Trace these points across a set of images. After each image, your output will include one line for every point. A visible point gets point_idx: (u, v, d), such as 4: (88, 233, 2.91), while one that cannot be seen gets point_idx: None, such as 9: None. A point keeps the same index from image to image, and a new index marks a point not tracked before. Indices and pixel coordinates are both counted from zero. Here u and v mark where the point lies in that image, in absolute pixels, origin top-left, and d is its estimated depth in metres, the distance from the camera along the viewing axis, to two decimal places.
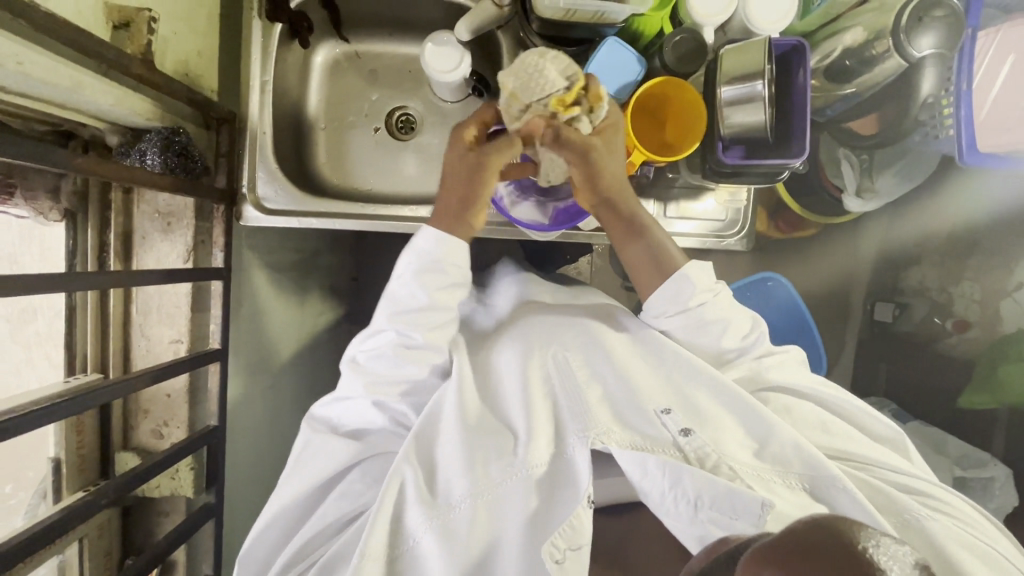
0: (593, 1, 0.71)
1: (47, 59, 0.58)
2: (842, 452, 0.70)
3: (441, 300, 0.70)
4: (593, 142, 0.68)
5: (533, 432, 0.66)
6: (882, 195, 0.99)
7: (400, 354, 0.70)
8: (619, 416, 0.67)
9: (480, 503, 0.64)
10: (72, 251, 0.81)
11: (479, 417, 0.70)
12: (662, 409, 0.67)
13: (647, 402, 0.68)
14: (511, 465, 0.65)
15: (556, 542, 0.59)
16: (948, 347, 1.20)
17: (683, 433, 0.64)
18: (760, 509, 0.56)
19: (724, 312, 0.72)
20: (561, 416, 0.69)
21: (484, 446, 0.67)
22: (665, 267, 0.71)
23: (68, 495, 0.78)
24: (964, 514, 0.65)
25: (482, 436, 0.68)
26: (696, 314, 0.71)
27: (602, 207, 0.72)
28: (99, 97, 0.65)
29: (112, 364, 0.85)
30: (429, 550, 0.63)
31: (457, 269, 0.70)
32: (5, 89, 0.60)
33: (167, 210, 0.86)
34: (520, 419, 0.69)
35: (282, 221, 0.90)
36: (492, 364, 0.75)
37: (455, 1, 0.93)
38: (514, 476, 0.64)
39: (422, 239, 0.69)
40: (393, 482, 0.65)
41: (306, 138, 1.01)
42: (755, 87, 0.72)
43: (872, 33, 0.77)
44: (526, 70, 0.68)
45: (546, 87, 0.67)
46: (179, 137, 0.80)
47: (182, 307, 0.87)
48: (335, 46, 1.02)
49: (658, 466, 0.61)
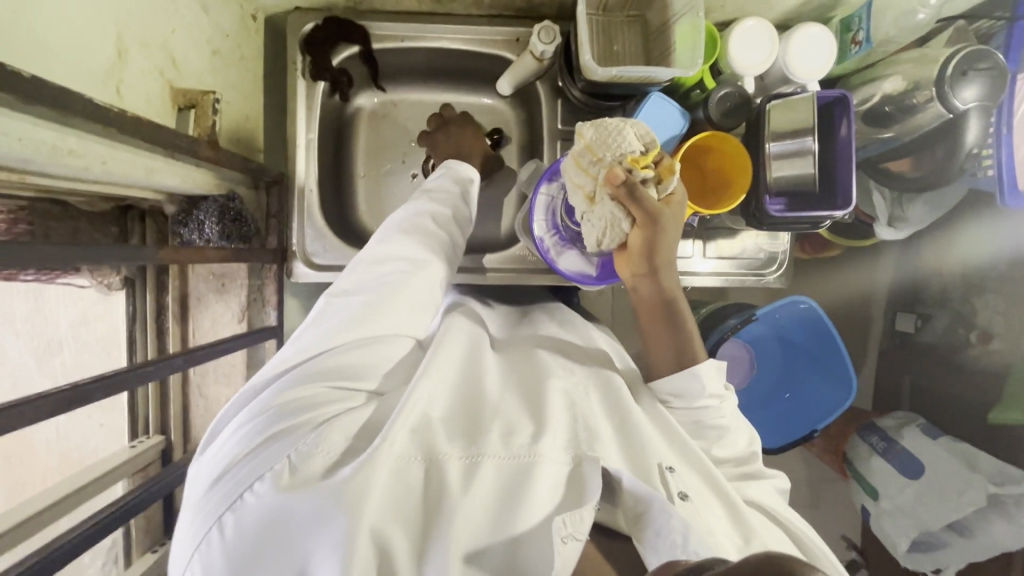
0: (640, 68, 0.72)
1: (128, 154, 0.60)
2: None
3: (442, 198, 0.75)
4: (662, 211, 0.61)
5: (550, 422, 0.56)
6: (912, 224, 1.00)
7: (414, 223, 0.69)
8: (631, 444, 0.59)
9: (488, 470, 0.53)
10: (132, 316, 0.84)
11: (506, 392, 0.61)
12: (667, 466, 0.57)
13: (654, 452, 0.58)
14: (536, 435, 0.55)
15: (564, 524, 0.50)
16: (972, 358, 1.16)
17: (681, 498, 0.55)
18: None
19: (726, 421, 0.66)
20: (587, 421, 0.59)
21: (500, 418, 0.57)
22: (685, 356, 0.66)
23: (138, 557, 0.81)
24: None
25: (507, 406, 0.58)
26: (696, 414, 0.65)
27: (645, 280, 0.65)
28: (168, 179, 0.67)
29: (173, 428, 0.86)
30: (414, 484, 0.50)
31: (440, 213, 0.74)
32: (84, 180, 0.62)
33: (221, 272, 0.88)
34: (542, 404, 0.59)
35: (329, 276, 0.90)
36: (514, 363, 0.68)
37: (495, 52, 0.94)
38: (519, 457, 0.53)
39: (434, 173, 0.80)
40: (417, 394, 0.54)
41: (346, 188, 1.01)
42: (805, 141, 0.76)
43: (910, 82, 0.80)
44: (607, 128, 0.65)
45: (622, 146, 0.63)
46: (234, 203, 0.83)
47: (238, 364, 0.89)
48: (373, 96, 1.01)
49: (662, 507, 0.53)
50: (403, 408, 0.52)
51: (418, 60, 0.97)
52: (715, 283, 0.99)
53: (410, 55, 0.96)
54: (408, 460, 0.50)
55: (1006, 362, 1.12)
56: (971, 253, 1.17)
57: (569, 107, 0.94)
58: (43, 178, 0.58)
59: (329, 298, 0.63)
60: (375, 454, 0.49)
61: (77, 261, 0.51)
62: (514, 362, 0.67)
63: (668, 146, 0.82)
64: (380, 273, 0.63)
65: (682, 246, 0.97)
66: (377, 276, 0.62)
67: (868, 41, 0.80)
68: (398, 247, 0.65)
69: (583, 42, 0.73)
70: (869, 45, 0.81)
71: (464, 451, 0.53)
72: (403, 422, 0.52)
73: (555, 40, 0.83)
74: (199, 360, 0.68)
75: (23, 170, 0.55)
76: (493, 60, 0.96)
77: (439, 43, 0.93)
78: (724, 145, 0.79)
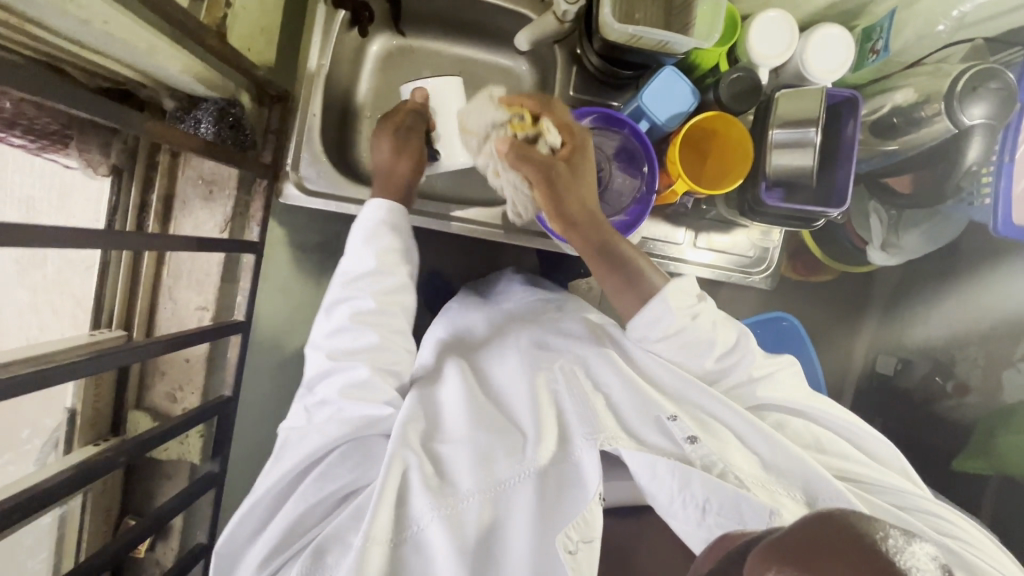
0: (660, 30, 0.73)
1: (130, 21, 0.58)
2: (846, 474, 0.69)
3: (386, 263, 0.72)
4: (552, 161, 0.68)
5: (539, 433, 0.63)
6: (906, 251, 1.00)
7: (357, 321, 0.70)
8: (623, 422, 0.66)
9: (475, 507, 0.58)
10: (114, 206, 0.82)
11: (483, 418, 0.66)
12: (668, 415, 0.65)
13: (653, 409, 0.66)
14: (517, 468, 0.61)
15: (569, 532, 0.56)
16: (950, 409, 1.20)
17: (690, 441, 0.62)
18: (769, 516, 0.56)
19: (710, 331, 0.70)
20: (568, 420, 0.66)
21: (491, 444, 0.63)
22: (641, 289, 0.69)
23: (79, 447, 0.79)
24: (937, 518, 0.65)
25: (486, 438, 0.63)
26: (675, 340, 0.69)
27: (574, 231, 0.70)
28: (168, 63, 0.66)
29: (137, 323, 0.86)
30: (435, 536, 0.57)
31: (399, 231, 0.74)
32: (83, 44, 0.61)
33: (210, 177, 0.87)
34: (526, 418, 0.66)
35: (319, 203, 0.88)
36: (498, 373, 0.74)
37: (519, 9, 0.93)
38: (524, 475, 0.60)
39: (368, 209, 0.73)
40: (395, 462, 0.60)
41: (350, 125, 1.00)
42: (806, 133, 0.75)
43: (922, 94, 0.81)
44: (480, 108, 0.73)
45: (499, 118, 0.71)
46: (235, 109, 0.82)
47: (213, 275, 0.88)
48: (391, 39, 1.01)
49: (669, 469, 0.59)
50: (382, 484, 0.58)
51: (440, 5, 0.96)
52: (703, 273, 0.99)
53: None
54: (400, 535, 0.57)
55: (980, 416, 1.15)
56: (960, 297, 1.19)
57: (583, 75, 0.94)
58: (43, 32, 0.57)
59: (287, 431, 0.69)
60: (367, 546, 0.55)
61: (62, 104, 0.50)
62: (487, 381, 0.73)
63: (674, 121, 0.81)
64: (343, 401, 0.67)
65: (676, 231, 0.97)
66: (344, 402, 0.67)
67: (887, 50, 0.80)
68: (349, 356, 0.69)
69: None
70: (887, 54, 0.81)
71: (438, 504, 0.58)
72: (387, 494, 0.58)
73: (580, 0, 0.82)
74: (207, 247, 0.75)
75: (24, 16, 0.54)
76: (514, 17, 0.95)
77: None
78: (730, 129, 0.80)
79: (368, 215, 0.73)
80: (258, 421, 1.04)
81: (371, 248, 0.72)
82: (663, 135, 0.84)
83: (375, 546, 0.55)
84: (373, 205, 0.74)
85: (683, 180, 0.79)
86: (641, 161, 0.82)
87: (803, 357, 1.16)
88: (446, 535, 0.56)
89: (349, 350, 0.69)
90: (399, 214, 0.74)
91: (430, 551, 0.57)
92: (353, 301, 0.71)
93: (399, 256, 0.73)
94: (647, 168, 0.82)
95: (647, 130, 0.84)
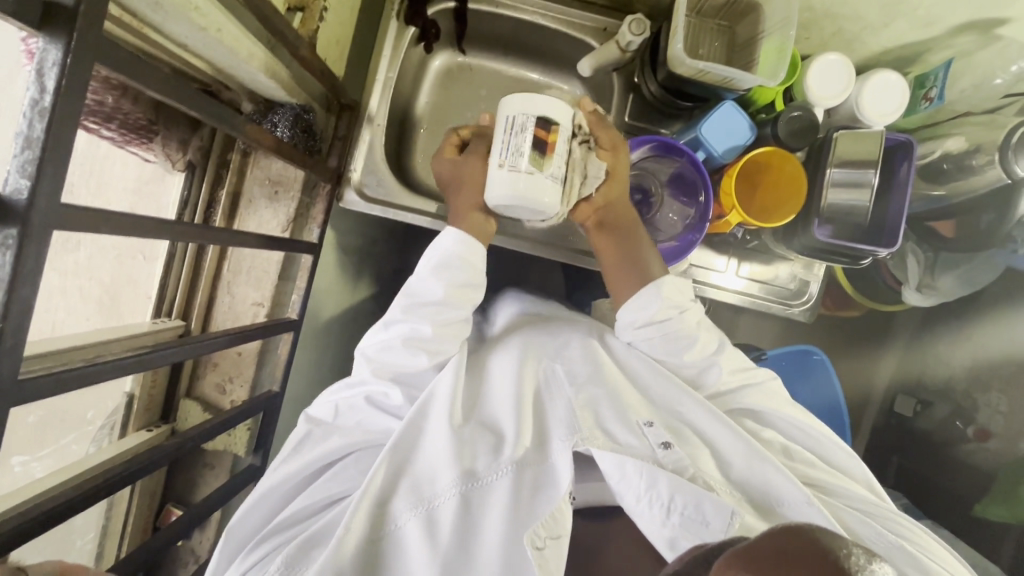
0: (726, 67, 0.76)
1: (238, 30, 0.63)
2: (809, 479, 0.69)
3: (455, 296, 0.73)
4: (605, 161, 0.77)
5: (517, 433, 0.64)
6: (943, 293, 1.01)
7: (411, 346, 0.71)
8: (602, 422, 0.64)
9: (447, 508, 0.60)
10: (184, 202, 0.86)
11: (469, 417, 0.67)
12: (644, 421, 0.65)
13: (631, 412, 0.66)
14: (494, 465, 0.62)
15: (537, 529, 0.57)
16: (965, 453, 1.18)
17: (663, 446, 0.62)
18: (730, 517, 0.57)
19: (693, 329, 0.73)
20: (547, 421, 0.67)
21: (473, 443, 0.64)
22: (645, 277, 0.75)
23: (132, 431, 0.84)
24: (906, 529, 0.65)
25: (465, 435, 0.64)
26: (663, 329, 0.72)
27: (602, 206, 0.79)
28: (262, 69, 0.69)
29: (194, 315, 0.89)
30: (411, 539, 0.60)
31: (475, 270, 0.74)
32: (184, 47, 0.64)
33: (276, 179, 0.90)
34: (508, 420, 0.66)
35: (378, 210, 0.91)
36: (488, 367, 0.74)
37: (581, 37, 0.96)
38: (499, 473, 0.61)
39: (444, 236, 0.74)
40: (383, 464, 0.63)
41: (407, 135, 1.03)
42: (867, 174, 0.80)
43: (972, 143, 0.84)
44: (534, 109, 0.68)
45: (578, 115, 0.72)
46: (308, 115, 0.85)
47: (271, 273, 0.90)
48: (452, 56, 1.04)
49: (636, 467, 0.60)
50: (365, 489, 0.60)
51: (503, 28, 0.99)
52: (743, 301, 0.99)
53: (498, 21, 0.98)
54: (377, 535, 0.60)
55: (999, 463, 1.14)
56: (991, 343, 1.19)
57: (639, 102, 0.96)
58: (156, 36, 0.60)
59: (309, 426, 0.72)
60: (345, 538, 0.57)
61: (194, 104, 0.52)
62: (473, 379, 0.73)
63: (729, 155, 0.83)
64: (371, 409, 0.72)
65: (716, 258, 0.99)
66: (367, 412, 0.72)
67: (940, 98, 0.82)
68: (394, 375, 0.72)
69: (676, 33, 0.77)
70: (942, 102, 0.82)
71: (416, 508, 0.61)
72: (371, 493, 0.61)
73: (645, 32, 0.85)
74: (270, 245, 0.75)
75: (144, 21, 0.57)
76: (576, 44, 0.98)
77: (530, 16, 0.96)
78: (784, 164, 0.82)
79: (445, 242, 0.74)
80: (294, 421, 1.06)
81: (440, 279, 0.72)
82: (719, 166, 0.86)
83: (349, 547, 0.57)
84: (448, 234, 0.74)
85: (737, 212, 0.81)
86: (698, 190, 0.83)
87: (826, 391, 1.16)
88: (423, 537, 0.59)
89: (395, 369, 0.71)
90: (481, 252, 0.74)
91: (408, 552, 0.59)
92: (412, 326, 0.71)
93: (468, 292, 0.74)
94: (703, 198, 0.82)
95: (703, 160, 0.85)
